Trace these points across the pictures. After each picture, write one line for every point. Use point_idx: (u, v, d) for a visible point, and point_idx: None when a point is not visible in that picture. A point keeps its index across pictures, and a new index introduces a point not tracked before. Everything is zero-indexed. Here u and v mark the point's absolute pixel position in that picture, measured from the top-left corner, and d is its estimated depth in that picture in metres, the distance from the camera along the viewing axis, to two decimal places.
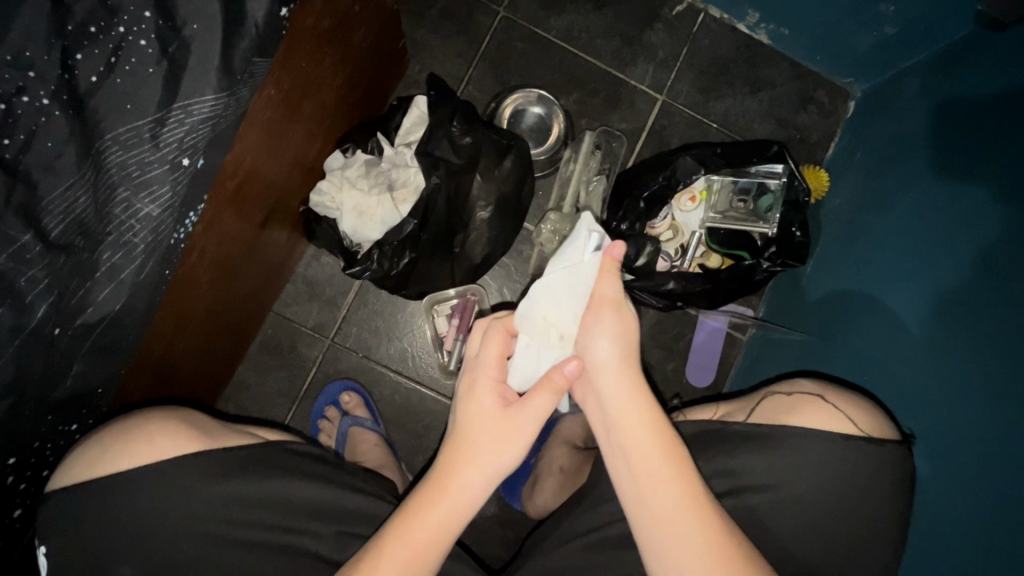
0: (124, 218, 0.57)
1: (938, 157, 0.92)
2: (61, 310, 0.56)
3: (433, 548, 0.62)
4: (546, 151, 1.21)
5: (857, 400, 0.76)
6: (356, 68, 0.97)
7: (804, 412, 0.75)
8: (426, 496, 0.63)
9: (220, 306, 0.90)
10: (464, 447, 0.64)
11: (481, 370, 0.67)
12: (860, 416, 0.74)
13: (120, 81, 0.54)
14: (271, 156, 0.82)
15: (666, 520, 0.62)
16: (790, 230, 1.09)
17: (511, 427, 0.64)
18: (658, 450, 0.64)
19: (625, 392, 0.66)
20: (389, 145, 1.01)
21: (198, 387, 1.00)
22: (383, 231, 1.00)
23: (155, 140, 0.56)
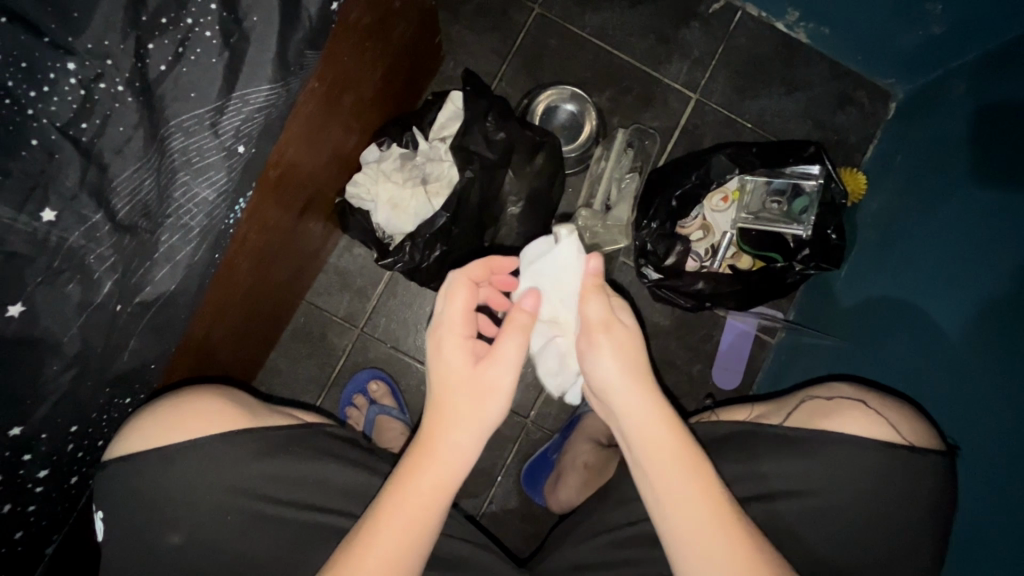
0: (182, 202, 0.60)
1: (980, 160, 0.89)
2: (124, 287, 0.60)
3: (427, 512, 0.60)
4: (578, 148, 1.21)
5: (896, 405, 0.75)
6: (394, 62, 0.99)
7: (841, 416, 0.74)
8: (410, 460, 0.61)
9: (259, 291, 0.93)
10: (446, 412, 0.61)
11: (447, 328, 0.63)
12: (899, 422, 0.73)
13: (186, 70, 0.56)
14: (313, 148, 0.84)
15: (690, 514, 0.62)
16: (826, 233, 1.07)
17: (481, 381, 0.62)
18: (676, 450, 0.63)
19: (641, 400, 0.64)
20: (423, 140, 1.02)
21: (235, 369, 1.03)
22: (415, 223, 1.01)
23: (215, 128, 0.58)
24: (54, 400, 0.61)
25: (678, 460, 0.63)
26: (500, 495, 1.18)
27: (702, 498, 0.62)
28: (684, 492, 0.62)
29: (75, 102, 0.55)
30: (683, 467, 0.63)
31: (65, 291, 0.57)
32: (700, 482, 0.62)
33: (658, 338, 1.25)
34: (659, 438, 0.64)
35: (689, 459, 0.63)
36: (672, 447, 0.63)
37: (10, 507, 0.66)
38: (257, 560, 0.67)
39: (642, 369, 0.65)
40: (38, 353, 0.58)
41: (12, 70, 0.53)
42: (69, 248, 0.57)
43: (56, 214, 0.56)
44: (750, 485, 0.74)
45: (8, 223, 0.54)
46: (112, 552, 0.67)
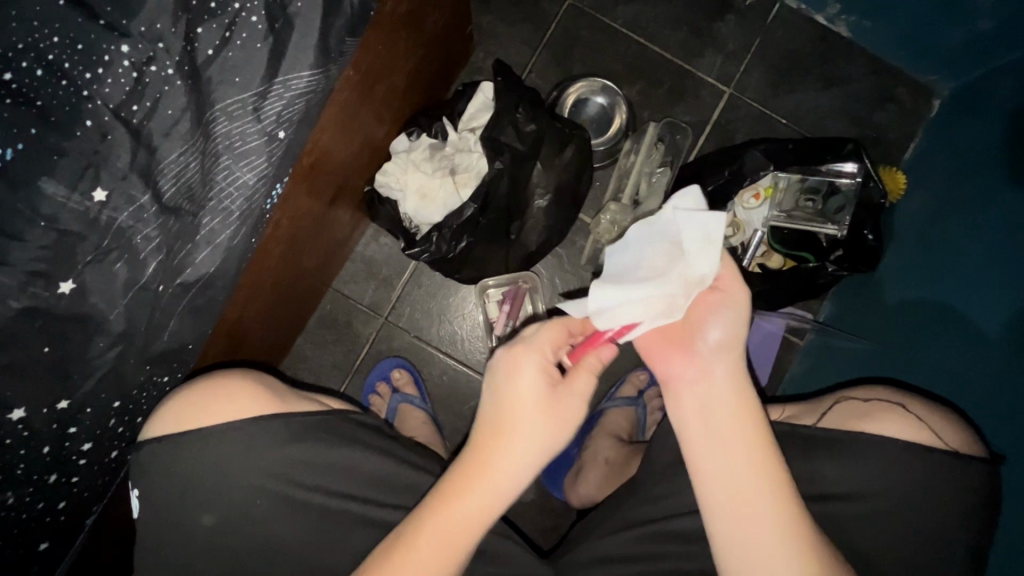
0: (224, 185, 0.61)
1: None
2: (167, 268, 0.62)
3: (473, 527, 0.62)
4: (606, 142, 1.19)
5: (938, 411, 0.73)
6: (427, 52, 0.99)
7: (877, 419, 0.72)
8: (470, 472, 0.63)
9: (289, 276, 0.95)
10: (511, 432, 0.63)
11: (531, 349, 0.64)
12: (941, 427, 0.71)
13: (232, 55, 0.57)
14: (345, 135, 0.85)
15: (749, 492, 0.62)
16: (861, 233, 1.05)
17: (553, 411, 0.63)
18: (752, 442, 0.63)
19: (727, 368, 0.65)
20: (453, 130, 1.03)
21: (264, 354, 1.05)
22: (442, 214, 1.01)
23: (257, 113, 0.60)
24: (98, 377, 0.63)
25: (747, 437, 0.63)
26: None
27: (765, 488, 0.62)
28: (747, 469, 0.62)
29: (128, 85, 0.56)
30: (749, 443, 0.63)
31: (113, 271, 0.59)
32: (762, 462, 0.62)
33: None
34: (727, 412, 0.64)
35: (761, 445, 0.63)
36: (742, 421, 0.64)
37: (54, 478, 0.68)
38: (289, 539, 0.68)
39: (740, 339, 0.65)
40: (86, 329, 0.60)
41: (68, 52, 0.54)
42: (117, 228, 0.58)
43: (106, 194, 0.57)
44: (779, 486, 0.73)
45: (62, 202, 0.56)
46: (148, 526, 0.69)
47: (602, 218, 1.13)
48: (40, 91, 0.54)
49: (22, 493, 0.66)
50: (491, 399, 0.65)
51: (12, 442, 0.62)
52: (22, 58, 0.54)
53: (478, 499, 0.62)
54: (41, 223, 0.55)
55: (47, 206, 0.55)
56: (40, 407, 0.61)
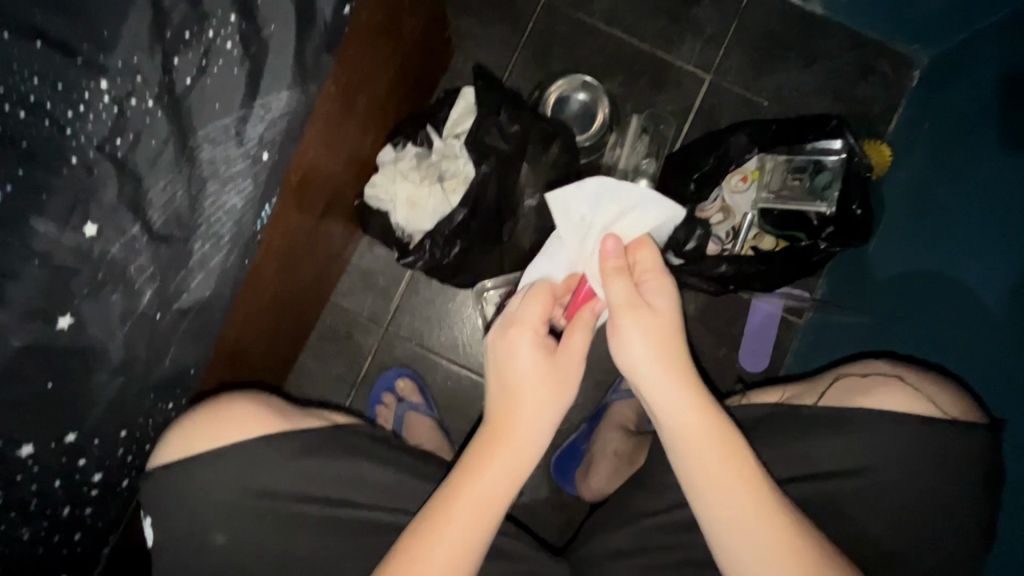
0: (213, 210, 0.62)
1: (1000, 132, 0.88)
2: (163, 294, 0.63)
3: (495, 499, 0.65)
4: (592, 137, 1.18)
5: (937, 380, 0.74)
6: (406, 61, 1.00)
7: (877, 393, 0.73)
8: (484, 446, 0.66)
9: (285, 292, 0.95)
10: (518, 403, 0.66)
11: (522, 326, 0.67)
12: (942, 395, 0.73)
13: (211, 82, 0.58)
14: (331, 149, 0.86)
15: (717, 498, 0.64)
16: (849, 208, 1.06)
17: (557, 372, 0.67)
18: (714, 444, 0.65)
19: (676, 394, 0.66)
20: (437, 138, 1.03)
21: (268, 373, 1.06)
22: (434, 223, 1.02)
23: (240, 137, 0.61)
24: (103, 408, 0.64)
25: (728, 466, 0.64)
26: (531, 486, 1.19)
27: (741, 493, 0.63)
28: (706, 480, 0.64)
29: (110, 118, 0.57)
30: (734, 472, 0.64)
31: (109, 302, 0.60)
32: (729, 464, 0.64)
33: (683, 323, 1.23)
34: (708, 442, 0.65)
35: (722, 449, 0.64)
36: (720, 447, 0.65)
37: (67, 511, 0.69)
38: (304, 554, 0.69)
39: (683, 359, 0.67)
40: (87, 362, 0.61)
41: (49, 91, 0.55)
42: (111, 259, 0.59)
43: (97, 228, 0.58)
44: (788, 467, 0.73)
45: (54, 239, 0.56)
46: (163, 552, 0.70)
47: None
48: (25, 132, 0.55)
49: (37, 528, 0.67)
50: (496, 376, 0.68)
51: (22, 479, 0.62)
52: (5, 101, 0.54)
53: (501, 467, 0.65)
54: (34, 260, 0.56)
55: (39, 242, 0.56)
56: (46, 442, 0.62)
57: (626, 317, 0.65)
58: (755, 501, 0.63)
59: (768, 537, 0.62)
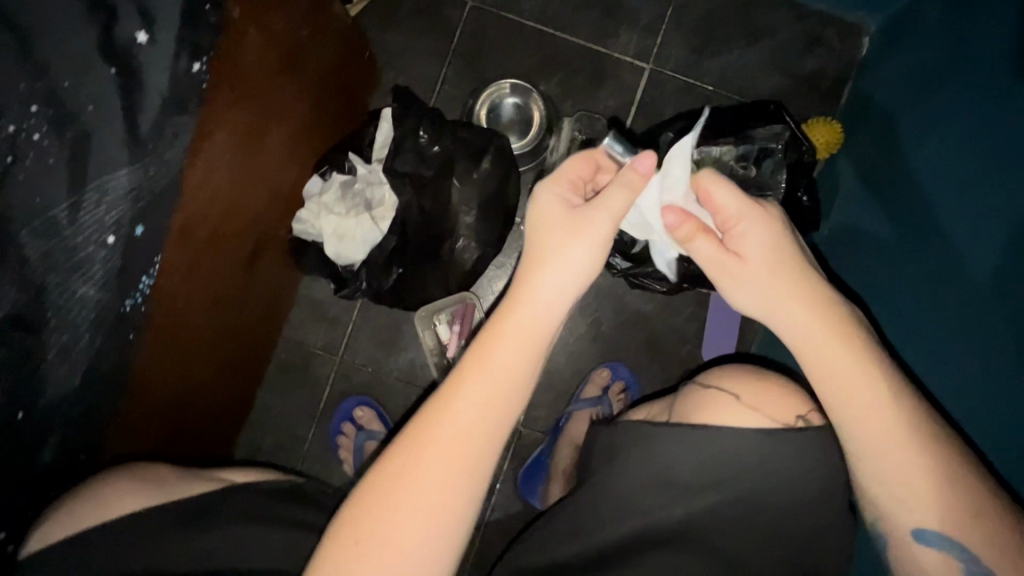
0: (61, 301, 0.58)
1: (982, 78, 0.76)
2: (18, 398, 0.57)
3: (455, 468, 0.57)
4: (529, 143, 1.16)
5: (764, 380, 0.73)
6: (323, 90, 0.97)
7: (718, 410, 0.70)
8: (436, 410, 0.59)
9: (224, 340, 0.93)
10: (482, 348, 0.61)
11: (553, 180, 0.66)
12: (776, 397, 0.71)
13: (23, 176, 0.51)
14: (244, 191, 0.83)
15: (869, 431, 0.62)
16: (796, 195, 1.02)
17: (574, 225, 0.62)
18: (858, 369, 0.63)
19: (810, 318, 0.64)
20: (362, 164, 0.99)
21: (218, 418, 1.03)
22: (367, 253, 0.99)
23: (74, 225, 0.56)
24: None
25: (862, 387, 0.62)
26: (501, 502, 1.18)
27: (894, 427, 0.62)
28: (855, 418, 0.63)
29: None
30: (872, 391, 0.62)
31: None
32: (880, 403, 0.62)
33: (643, 325, 1.20)
34: (831, 358, 0.63)
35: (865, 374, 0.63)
36: (847, 366, 0.63)
37: None
38: None
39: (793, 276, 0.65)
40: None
41: None
42: None
43: None
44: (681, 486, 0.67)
45: None
46: None
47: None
48: None
49: None
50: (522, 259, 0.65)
51: None
52: None
53: (469, 397, 0.59)
54: None
55: None
56: None
57: (726, 281, 0.67)
58: (890, 420, 0.62)
59: (908, 459, 0.61)
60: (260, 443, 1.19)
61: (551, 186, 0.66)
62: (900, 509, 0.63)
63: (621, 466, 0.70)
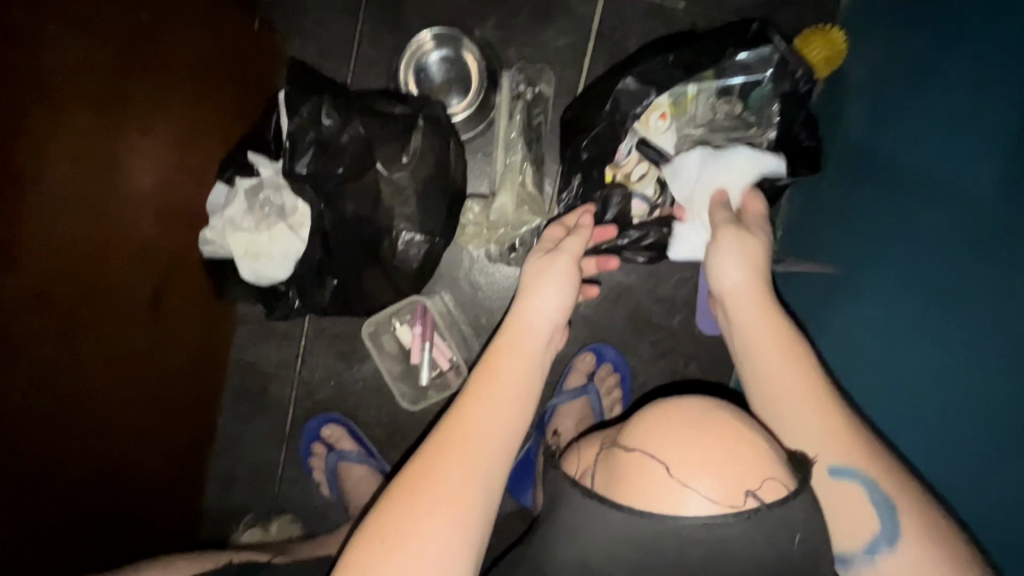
0: None
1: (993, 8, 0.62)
2: None
3: (460, 499, 0.55)
4: (472, 103, 0.99)
5: (704, 434, 0.52)
6: (198, 79, 0.79)
7: (634, 486, 0.52)
8: (444, 436, 0.58)
9: (142, 387, 0.83)
10: (489, 378, 0.62)
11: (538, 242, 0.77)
12: (726, 459, 0.51)
13: None
14: (107, 225, 0.70)
15: (799, 425, 0.60)
16: (791, 132, 0.86)
17: (541, 272, 0.70)
18: (782, 355, 0.63)
19: (751, 306, 0.67)
20: (267, 164, 0.83)
21: (166, 470, 0.95)
22: (293, 269, 0.86)
23: None
24: None
25: (792, 368, 0.62)
26: None
27: (821, 419, 0.60)
28: (785, 401, 0.61)
29: None
30: (798, 381, 0.62)
31: None
32: (808, 387, 0.61)
33: (627, 299, 1.07)
34: (754, 334, 0.65)
35: (792, 353, 0.63)
36: (771, 342, 0.64)
37: None
38: None
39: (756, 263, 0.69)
40: None
41: None
42: None
43: None
44: (610, 566, 0.51)
45: None
46: None
47: (465, 222, 0.98)
48: None
49: None
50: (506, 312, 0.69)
51: None
52: None
53: (490, 412, 0.59)
54: None
55: None
56: None
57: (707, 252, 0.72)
58: (823, 416, 0.60)
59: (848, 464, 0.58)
60: (229, 474, 1.11)
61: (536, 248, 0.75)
62: (863, 557, 0.58)
63: (564, 532, 0.53)
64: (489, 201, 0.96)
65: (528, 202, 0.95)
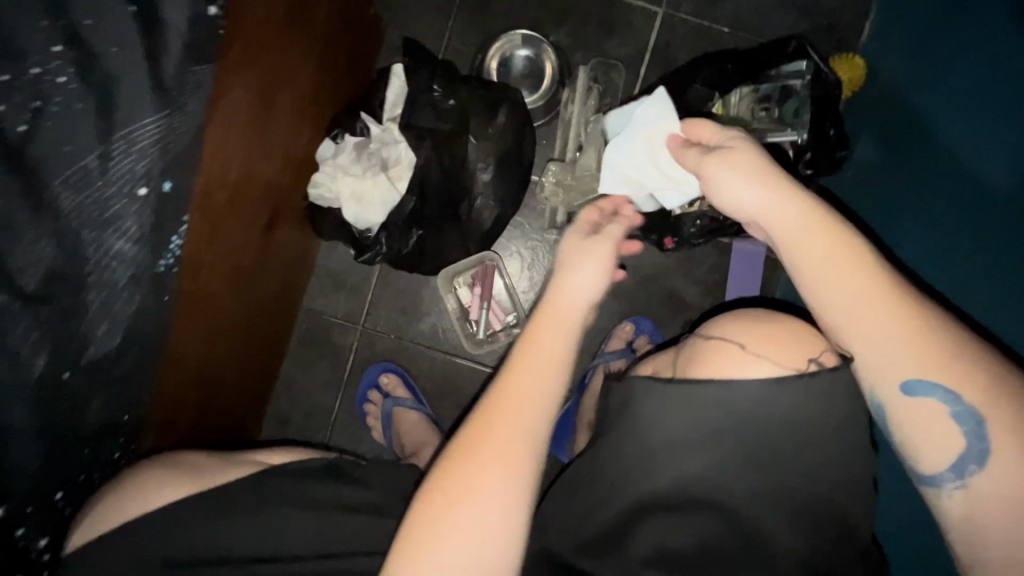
0: (99, 256, 0.57)
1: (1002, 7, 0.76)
2: (61, 354, 0.57)
3: (515, 453, 0.61)
4: (543, 96, 1.13)
5: (773, 323, 0.71)
6: (329, 48, 0.93)
7: (713, 364, 0.70)
8: (489, 406, 0.64)
9: (245, 313, 0.92)
10: (529, 350, 0.66)
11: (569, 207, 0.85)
12: (799, 347, 0.67)
13: (51, 125, 0.52)
14: (260, 155, 0.81)
15: (875, 342, 0.61)
16: (827, 131, 0.99)
17: (570, 248, 0.72)
18: (831, 257, 0.62)
19: (799, 216, 0.63)
20: (375, 124, 0.97)
21: (241, 395, 1.03)
22: (389, 214, 0.98)
23: (105, 175, 0.56)
24: (24, 473, 0.59)
25: (857, 279, 0.62)
26: None
27: (902, 334, 0.60)
28: (866, 315, 0.61)
29: None
30: (862, 284, 0.62)
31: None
32: (891, 301, 0.61)
33: (664, 278, 1.19)
34: (799, 231, 0.63)
35: (845, 254, 0.62)
36: (818, 249, 0.63)
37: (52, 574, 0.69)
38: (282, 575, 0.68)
39: (765, 172, 0.65)
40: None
41: None
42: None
43: None
44: (677, 441, 0.66)
45: None
46: None
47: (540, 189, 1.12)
48: None
49: None
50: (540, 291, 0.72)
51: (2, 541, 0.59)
52: None
53: (528, 376, 0.65)
54: None
55: None
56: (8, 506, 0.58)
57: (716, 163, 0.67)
58: (911, 337, 0.60)
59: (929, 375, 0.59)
60: (286, 415, 1.19)
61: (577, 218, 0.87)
62: None
63: (640, 420, 0.67)
64: (565, 165, 1.14)
65: (596, 173, 1.13)
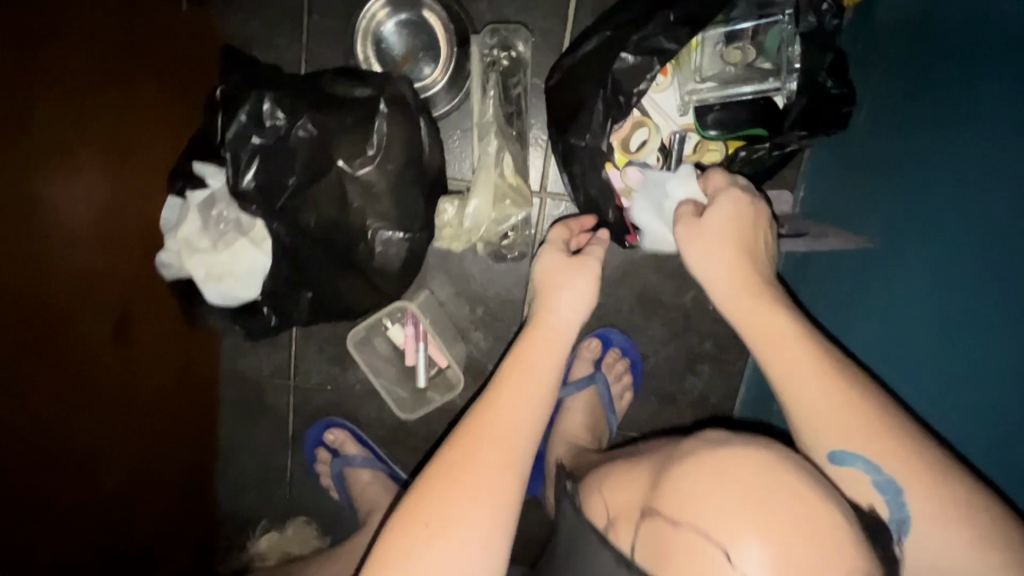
0: None
1: None
2: None
3: (496, 496, 0.55)
4: (445, 68, 0.86)
5: (750, 489, 0.51)
6: (112, 90, 0.72)
7: (673, 555, 0.52)
8: (473, 422, 0.59)
9: (123, 421, 0.82)
10: (526, 354, 0.64)
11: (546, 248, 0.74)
12: (783, 512, 0.49)
13: None
14: (55, 256, 0.68)
15: (846, 462, 0.55)
16: (817, 82, 0.73)
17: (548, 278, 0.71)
18: (819, 378, 0.56)
19: (757, 308, 0.61)
20: (216, 178, 0.76)
21: (172, 490, 0.95)
22: (261, 287, 0.79)
23: None
24: None
25: (824, 391, 0.56)
26: None
27: (873, 452, 0.53)
28: (837, 430, 0.55)
29: None
30: (812, 371, 0.56)
31: None
32: (852, 407, 0.55)
33: (633, 277, 0.98)
34: (787, 347, 0.58)
35: (818, 361, 0.57)
36: (793, 360, 0.57)
37: None
38: None
39: (737, 245, 0.64)
40: None
41: None
42: None
43: None
44: None
45: None
46: None
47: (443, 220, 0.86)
48: None
49: None
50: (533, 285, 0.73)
51: None
52: None
53: (527, 388, 0.61)
54: None
55: None
56: None
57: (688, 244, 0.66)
58: (887, 461, 0.53)
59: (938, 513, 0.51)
60: (237, 482, 1.10)
61: (547, 248, 0.75)
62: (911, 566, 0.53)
63: None
64: (466, 199, 0.84)
65: (512, 194, 0.85)
